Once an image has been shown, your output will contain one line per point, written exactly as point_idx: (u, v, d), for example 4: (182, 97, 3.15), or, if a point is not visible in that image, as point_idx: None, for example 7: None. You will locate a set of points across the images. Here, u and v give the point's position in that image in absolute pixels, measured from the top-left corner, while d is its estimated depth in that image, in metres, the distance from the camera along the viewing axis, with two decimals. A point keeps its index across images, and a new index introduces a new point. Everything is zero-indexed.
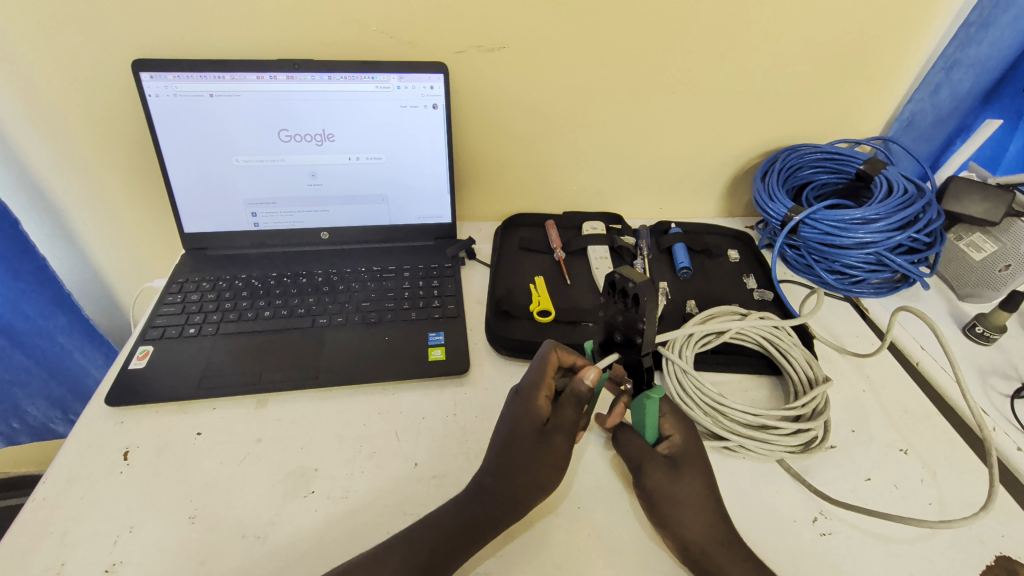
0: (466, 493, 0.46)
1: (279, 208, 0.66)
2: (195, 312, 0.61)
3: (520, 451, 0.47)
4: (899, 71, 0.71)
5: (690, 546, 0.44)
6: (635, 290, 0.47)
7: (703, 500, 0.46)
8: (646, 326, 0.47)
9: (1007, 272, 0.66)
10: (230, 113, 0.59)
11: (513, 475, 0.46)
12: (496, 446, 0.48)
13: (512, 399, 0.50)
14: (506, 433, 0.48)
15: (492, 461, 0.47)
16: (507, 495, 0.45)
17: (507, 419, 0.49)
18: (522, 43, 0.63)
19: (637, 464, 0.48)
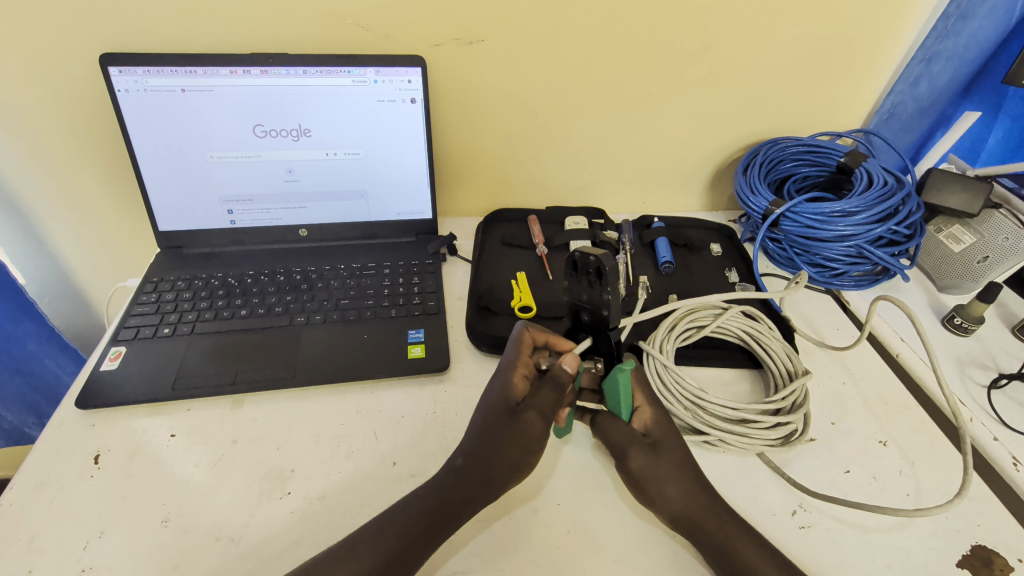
0: (439, 474, 0.46)
1: (256, 205, 0.65)
2: (169, 311, 0.60)
3: (494, 429, 0.47)
4: (879, 64, 0.71)
5: (680, 518, 0.45)
6: (598, 262, 0.49)
7: (683, 471, 0.47)
8: (612, 297, 0.49)
9: (985, 264, 0.67)
10: (203, 108, 0.58)
11: (486, 453, 0.46)
12: (472, 425, 0.48)
13: (491, 380, 0.51)
14: (482, 412, 0.48)
15: (467, 440, 0.48)
16: (482, 477, 0.45)
17: (484, 398, 0.49)
18: (501, 36, 0.63)
19: (621, 450, 0.47)
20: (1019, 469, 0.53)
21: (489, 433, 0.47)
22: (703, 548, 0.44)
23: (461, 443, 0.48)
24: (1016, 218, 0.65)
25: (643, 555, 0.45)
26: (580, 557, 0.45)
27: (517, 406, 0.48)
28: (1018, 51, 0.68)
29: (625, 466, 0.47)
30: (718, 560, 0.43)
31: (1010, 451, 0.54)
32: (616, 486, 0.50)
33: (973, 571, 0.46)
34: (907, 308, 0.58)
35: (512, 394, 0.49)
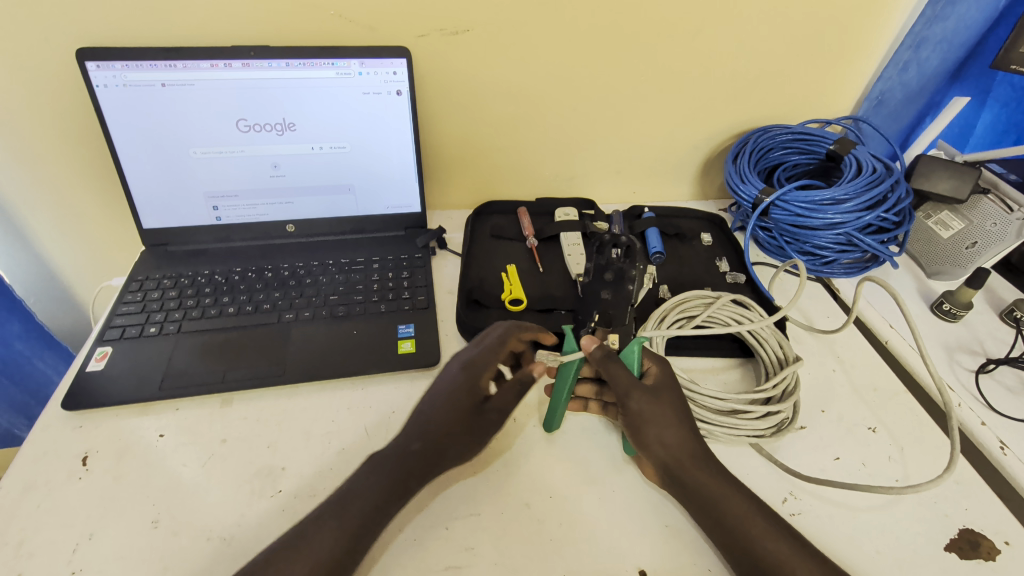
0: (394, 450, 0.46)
1: (241, 200, 0.64)
2: (156, 311, 0.60)
3: (458, 423, 0.49)
4: (871, 49, 0.70)
5: (671, 465, 0.46)
6: (627, 243, 0.64)
7: (683, 420, 0.48)
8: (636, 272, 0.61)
9: (973, 250, 0.67)
10: (185, 103, 0.57)
11: (446, 445, 0.48)
12: (437, 414, 0.49)
13: (462, 371, 0.51)
14: (450, 404, 0.49)
15: (429, 428, 0.48)
16: (438, 459, 0.47)
17: (453, 388, 0.50)
18: (487, 26, 0.62)
19: (624, 391, 0.48)
20: (1006, 453, 0.53)
21: (456, 424, 0.49)
22: (688, 495, 0.45)
23: (423, 427, 0.48)
24: (1005, 204, 0.65)
25: (637, 540, 0.46)
26: (575, 544, 0.45)
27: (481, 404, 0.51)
28: (1005, 35, 0.68)
29: (626, 407, 0.48)
30: (702, 506, 0.44)
31: (997, 435, 0.54)
32: (609, 476, 0.50)
33: (962, 554, 0.46)
34: (891, 287, 0.59)
35: (481, 393, 0.51)
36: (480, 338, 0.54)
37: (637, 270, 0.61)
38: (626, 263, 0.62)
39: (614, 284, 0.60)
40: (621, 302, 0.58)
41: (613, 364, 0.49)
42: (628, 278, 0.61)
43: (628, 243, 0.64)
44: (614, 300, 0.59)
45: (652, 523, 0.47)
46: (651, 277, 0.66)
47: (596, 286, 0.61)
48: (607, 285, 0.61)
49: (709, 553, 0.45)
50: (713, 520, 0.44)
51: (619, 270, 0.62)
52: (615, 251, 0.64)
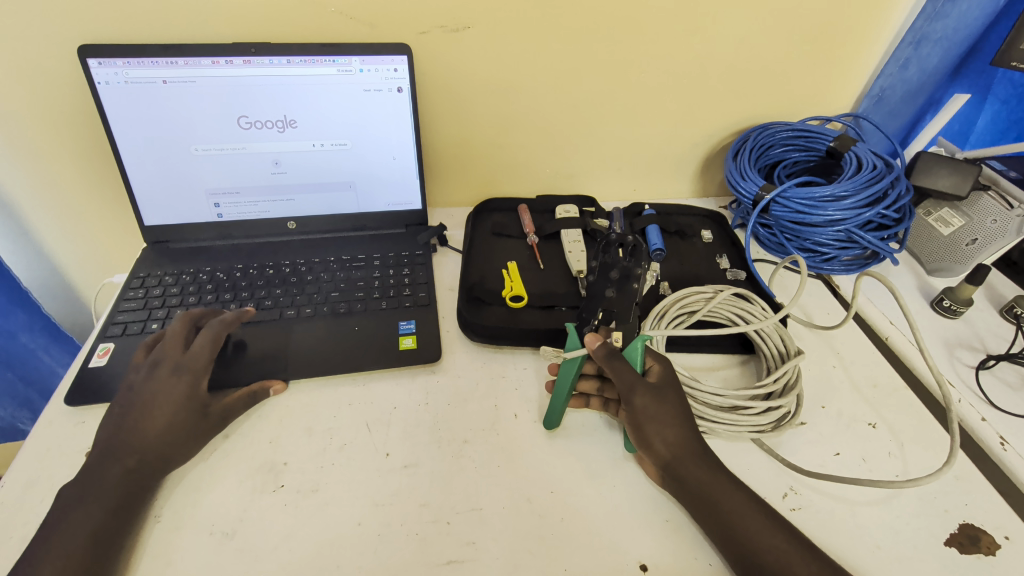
0: (115, 468, 0.44)
1: (241, 197, 0.64)
2: (157, 307, 0.60)
3: (168, 434, 0.47)
4: (873, 47, 0.70)
5: (672, 462, 0.46)
6: (634, 240, 0.61)
7: (684, 418, 0.48)
8: (643, 271, 0.58)
9: (973, 246, 0.67)
10: (185, 99, 0.57)
11: (173, 450, 0.47)
12: (152, 421, 0.47)
13: (174, 375, 0.49)
14: (129, 409, 0.47)
15: (130, 440, 0.46)
16: (161, 461, 0.46)
17: (155, 393, 0.48)
18: (489, 24, 0.62)
19: (628, 387, 0.48)
20: (1006, 449, 0.53)
21: (112, 435, 0.46)
22: (688, 493, 0.45)
23: (132, 439, 0.46)
24: (1005, 200, 0.65)
25: (640, 535, 0.46)
26: (579, 539, 0.45)
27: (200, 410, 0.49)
28: (1007, 32, 0.67)
29: (629, 403, 0.48)
30: (702, 503, 0.44)
31: (997, 431, 0.55)
32: (611, 472, 0.50)
33: (961, 549, 0.46)
34: (890, 283, 0.57)
35: (201, 397, 0.49)
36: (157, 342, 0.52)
37: (642, 269, 0.58)
38: (632, 262, 0.59)
39: (619, 282, 0.58)
40: (624, 301, 0.57)
41: (617, 361, 0.49)
42: (634, 277, 0.58)
43: (634, 242, 0.61)
44: (619, 299, 0.57)
45: (653, 518, 0.47)
46: (654, 275, 0.66)
47: (600, 285, 0.59)
48: (611, 284, 0.58)
49: (708, 548, 0.45)
50: (713, 518, 0.44)
51: (624, 268, 0.59)
52: (620, 249, 0.61)
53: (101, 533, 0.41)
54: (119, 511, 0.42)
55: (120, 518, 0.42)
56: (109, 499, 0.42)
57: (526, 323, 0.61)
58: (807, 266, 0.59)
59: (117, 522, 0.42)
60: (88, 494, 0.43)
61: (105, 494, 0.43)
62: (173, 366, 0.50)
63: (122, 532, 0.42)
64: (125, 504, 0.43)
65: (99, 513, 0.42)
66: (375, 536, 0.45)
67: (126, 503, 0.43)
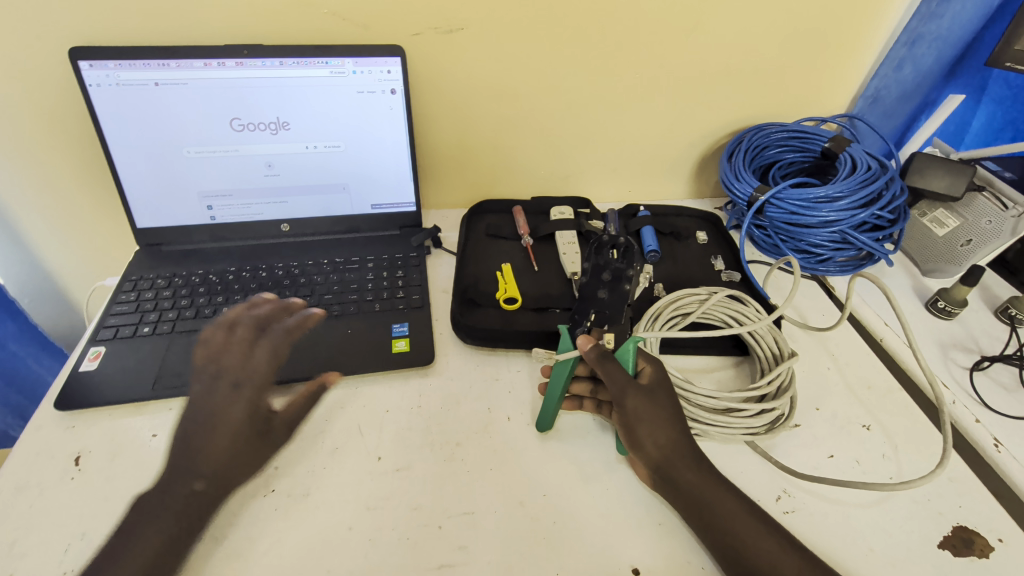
0: (179, 489, 0.43)
1: (235, 200, 0.64)
2: (149, 310, 0.59)
3: (228, 451, 0.45)
4: (867, 46, 0.70)
5: (664, 465, 0.46)
6: (625, 241, 0.60)
7: (675, 420, 0.47)
8: (634, 272, 0.58)
9: (968, 247, 0.67)
10: (179, 102, 0.57)
11: (234, 471, 0.45)
12: (215, 440, 0.45)
13: (235, 390, 0.47)
14: (191, 427, 0.46)
15: (199, 457, 0.44)
16: (224, 484, 0.44)
17: (212, 413, 0.46)
18: (482, 25, 0.62)
19: (620, 390, 0.48)
20: (1000, 450, 0.53)
21: (175, 455, 0.45)
22: (679, 496, 0.45)
23: (195, 460, 0.44)
24: (999, 201, 0.65)
25: (632, 538, 0.46)
26: (570, 540, 0.45)
27: (263, 426, 0.48)
28: (1001, 33, 0.68)
29: (620, 406, 0.48)
30: (693, 507, 0.44)
31: (991, 432, 0.55)
32: (604, 475, 0.50)
33: (954, 552, 0.46)
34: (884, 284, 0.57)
35: (262, 410, 0.48)
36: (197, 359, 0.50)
37: (634, 270, 0.58)
38: (623, 263, 0.59)
39: (611, 283, 0.58)
40: (616, 303, 0.56)
41: (609, 364, 0.49)
42: (625, 279, 0.57)
43: (626, 244, 0.59)
44: (611, 300, 0.56)
45: (645, 522, 0.47)
46: (646, 276, 0.65)
47: (591, 286, 0.58)
48: (603, 285, 0.58)
49: (700, 552, 0.45)
50: (704, 521, 0.44)
51: (615, 270, 0.58)
52: (612, 249, 0.60)
53: (161, 549, 0.41)
54: (183, 527, 0.42)
55: (181, 540, 0.42)
56: (166, 517, 0.42)
57: (519, 325, 0.61)
58: (799, 266, 0.59)
59: (180, 540, 0.41)
60: (158, 507, 0.42)
61: (167, 515, 0.42)
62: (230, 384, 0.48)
63: (182, 545, 0.42)
64: (189, 523, 0.42)
65: (162, 530, 0.41)
66: (367, 541, 0.45)
67: (186, 528, 0.42)
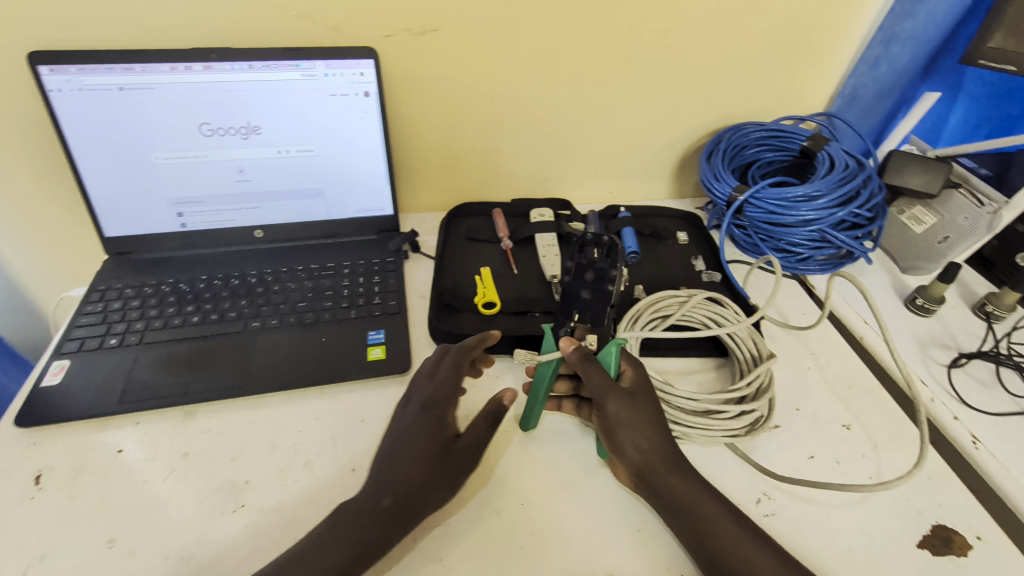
0: (354, 510, 0.42)
1: (206, 206, 0.63)
2: (117, 321, 0.58)
3: (428, 470, 0.44)
4: (843, 44, 0.70)
5: (645, 469, 0.45)
6: (609, 242, 0.58)
7: (657, 424, 0.47)
8: (617, 273, 0.56)
9: (945, 244, 0.68)
10: (145, 107, 0.56)
11: (426, 492, 0.43)
12: (406, 461, 0.44)
13: (421, 411, 0.47)
14: (388, 451, 0.45)
15: (393, 472, 0.44)
16: (406, 504, 0.42)
17: (414, 427, 0.46)
18: (455, 27, 0.61)
19: (601, 393, 0.47)
20: (978, 447, 0.53)
21: (388, 475, 0.43)
22: (661, 501, 0.44)
23: (383, 481, 0.43)
24: (975, 198, 0.66)
25: (611, 546, 0.45)
26: (547, 549, 0.45)
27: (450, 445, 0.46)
28: (975, 30, 0.68)
29: (602, 409, 0.47)
30: (675, 512, 0.44)
31: (970, 429, 0.55)
32: (582, 481, 0.49)
33: (934, 551, 0.46)
34: (860, 283, 0.57)
35: (449, 429, 0.47)
36: (430, 372, 0.50)
37: (618, 270, 0.56)
38: (606, 262, 0.57)
39: (594, 284, 0.56)
40: (600, 303, 0.55)
41: (591, 367, 0.48)
42: (609, 279, 0.56)
43: (610, 243, 0.58)
44: (594, 301, 0.55)
45: (624, 529, 0.46)
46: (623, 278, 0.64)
47: (574, 286, 0.56)
48: (586, 285, 0.56)
49: (679, 558, 0.45)
50: (686, 527, 0.43)
51: (599, 270, 0.57)
52: (595, 249, 0.58)
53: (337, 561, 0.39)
54: (359, 538, 0.41)
55: (357, 558, 0.40)
56: (340, 538, 0.40)
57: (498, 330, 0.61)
58: (779, 264, 0.59)
59: (361, 551, 0.40)
60: (343, 519, 0.41)
61: (342, 536, 0.41)
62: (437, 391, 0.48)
63: (361, 569, 0.40)
64: (368, 533, 0.41)
65: (339, 540, 0.40)
66: None
67: (360, 550, 0.40)
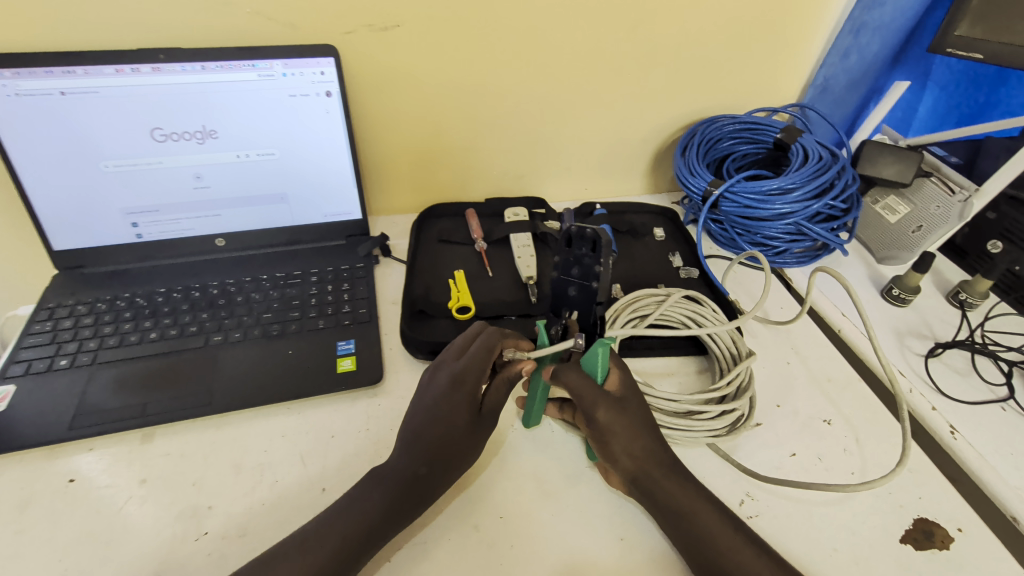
0: (388, 476, 0.44)
1: (163, 215, 0.60)
2: (68, 341, 0.55)
3: (458, 439, 0.45)
4: (814, 34, 0.70)
5: (640, 476, 0.44)
6: (594, 233, 0.47)
7: (646, 428, 0.46)
8: (603, 270, 0.48)
9: (919, 233, 0.68)
10: (88, 113, 0.52)
11: (454, 457, 0.45)
12: (437, 429, 0.45)
13: (452, 384, 0.46)
14: (417, 420, 0.46)
15: (423, 444, 0.45)
16: (436, 468, 0.44)
17: (444, 402, 0.46)
18: (419, 22, 0.58)
19: (590, 402, 0.45)
20: (956, 437, 0.53)
21: (415, 442, 0.45)
22: (659, 508, 0.43)
23: (413, 450, 0.45)
24: (947, 186, 0.66)
25: (594, 557, 0.44)
26: (527, 566, 0.43)
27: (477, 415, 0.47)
28: (943, 19, 0.68)
29: (592, 419, 0.45)
30: (673, 519, 0.43)
31: (947, 420, 0.55)
32: (563, 490, 0.48)
33: (916, 546, 0.46)
34: (844, 278, 0.56)
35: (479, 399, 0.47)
36: (461, 347, 0.48)
37: (604, 267, 0.48)
38: (592, 256, 0.48)
39: (579, 283, 0.50)
40: (587, 300, 0.50)
41: (576, 376, 0.46)
42: (595, 277, 0.48)
43: (594, 237, 0.47)
44: (580, 300, 0.50)
45: (607, 538, 0.45)
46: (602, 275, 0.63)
47: (559, 281, 0.51)
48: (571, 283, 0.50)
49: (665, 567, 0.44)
50: (684, 534, 0.42)
51: (584, 266, 0.49)
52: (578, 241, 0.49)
53: (373, 518, 0.42)
54: (395, 499, 0.43)
55: (392, 520, 0.42)
56: (372, 502, 0.42)
57: None
58: (766, 261, 0.58)
59: (394, 511, 0.42)
60: (377, 485, 0.43)
61: (377, 500, 0.43)
62: (467, 367, 0.46)
63: (399, 524, 0.42)
64: (403, 496, 0.43)
65: (377, 500, 0.42)
66: None
67: (398, 513, 0.42)
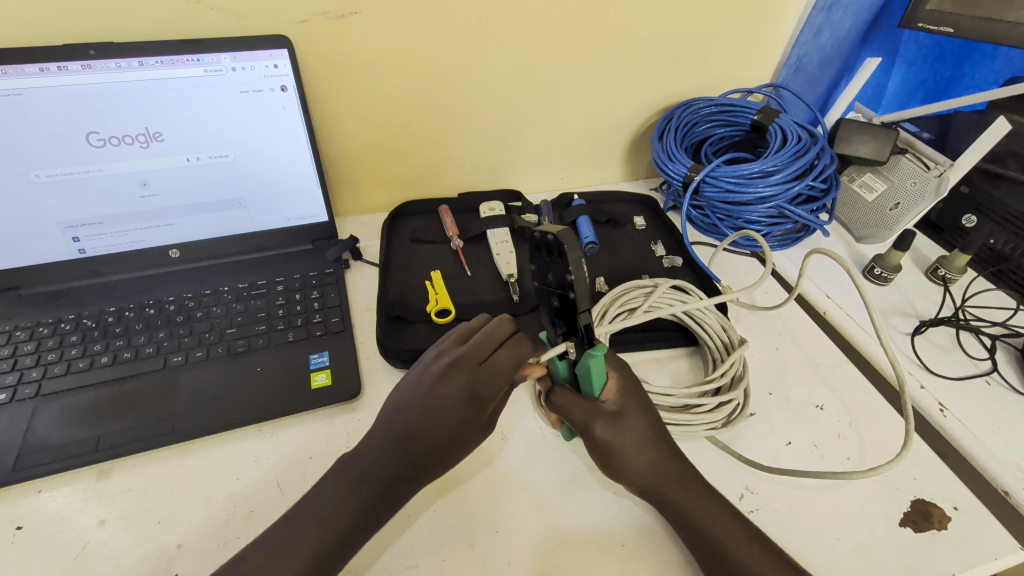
0: (364, 482, 0.40)
1: (107, 227, 0.54)
2: (6, 372, 0.49)
3: (457, 447, 0.42)
4: (786, 12, 0.68)
5: (649, 489, 0.42)
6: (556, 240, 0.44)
7: (649, 438, 0.44)
8: (574, 277, 0.42)
9: (897, 210, 0.67)
10: (11, 117, 0.47)
11: (443, 463, 0.42)
12: (434, 437, 0.41)
13: (468, 394, 0.42)
14: (413, 421, 0.42)
15: (417, 449, 0.41)
16: (420, 474, 0.42)
17: (454, 409, 0.41)
18: (379, 9, 0.55)
19: (584, 421, 0.43)
20: (946, 415, 0.53)
21: (405, 447, 0.41)
22: (672, 518, 0.42)
23: (398, 455, 0.41)
24: (922, 162, 0.66)
25: (596, 566, 0.42)
26: None
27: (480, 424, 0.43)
28: None
29: (591, 439, 0.43)
30: (686, 529, 0.41)
31: (936, 398, 0.54)
32: (559, 498, 0.46)
33: (916, 528, 0.45)
34: (843, 261, 0.52)
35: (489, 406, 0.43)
36: (487, 347, 0.43)
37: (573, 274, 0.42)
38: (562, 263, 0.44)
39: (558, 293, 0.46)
40: (570, 309, 0.45)
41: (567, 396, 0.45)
42: (569, 285, 0.44)
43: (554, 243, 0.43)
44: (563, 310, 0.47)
45: (609, 545, 0.43)
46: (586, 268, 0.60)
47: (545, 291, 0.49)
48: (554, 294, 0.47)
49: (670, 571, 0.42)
50: (698, 544, 0.41)
51: (558, 274, 0.45)
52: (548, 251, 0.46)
53: (356, 517, 0.39)
54: (374, 502, 0.40)
55: (361, 527, 0.40)
56: (342, 514, 0.39)
57: None
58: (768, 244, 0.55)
59: (372, 512, 0.40)
60: (360, 483, 0.40)
61: (346, 513, 0.39)
62: (490, 379, 0.42)
63: (364, 530, 0.40)
64: (384, 498, 0.40)
65: (357, 499, 0.40)
66: None
67: (369, 520, 0.40)
